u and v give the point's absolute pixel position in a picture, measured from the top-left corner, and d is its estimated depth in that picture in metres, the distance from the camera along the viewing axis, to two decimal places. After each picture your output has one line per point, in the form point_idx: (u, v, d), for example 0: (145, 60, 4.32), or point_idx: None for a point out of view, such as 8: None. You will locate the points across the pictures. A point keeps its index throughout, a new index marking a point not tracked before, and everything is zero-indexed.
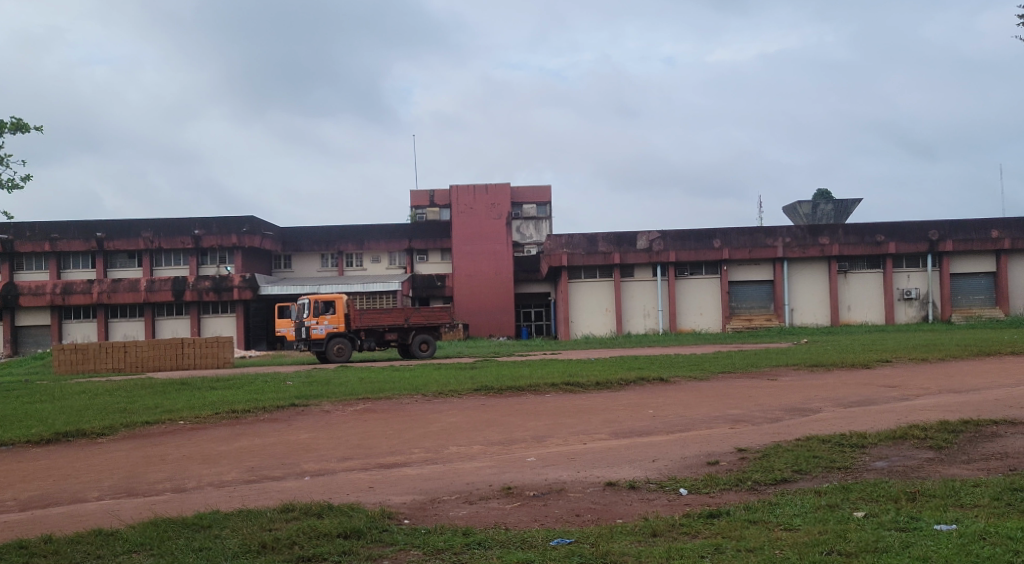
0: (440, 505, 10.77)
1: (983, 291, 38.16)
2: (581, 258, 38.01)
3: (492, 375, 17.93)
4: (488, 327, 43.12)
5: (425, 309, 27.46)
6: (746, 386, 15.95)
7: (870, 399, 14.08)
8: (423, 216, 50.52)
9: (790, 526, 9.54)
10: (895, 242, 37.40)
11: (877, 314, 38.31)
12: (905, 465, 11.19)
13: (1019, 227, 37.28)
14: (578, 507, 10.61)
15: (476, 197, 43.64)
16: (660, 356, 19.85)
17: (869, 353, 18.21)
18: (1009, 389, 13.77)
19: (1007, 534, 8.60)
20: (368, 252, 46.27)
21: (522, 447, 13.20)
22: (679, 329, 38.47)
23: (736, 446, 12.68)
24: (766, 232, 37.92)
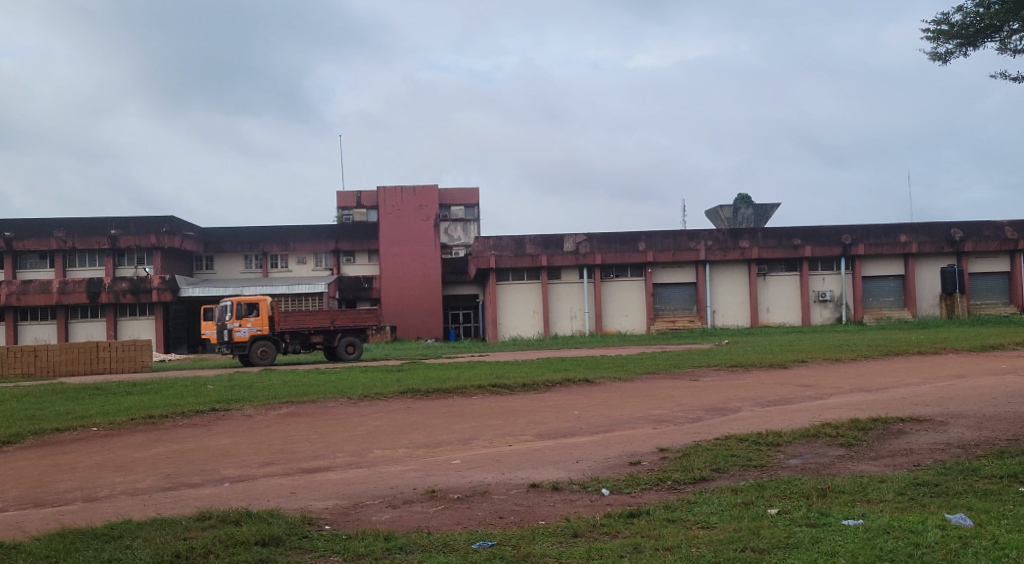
0: (363, 510, 10.68)
1: (892, 293, 39.60)
2: (509, 260, 38.17)
3: (418, 378, 17.86)
4: (416, 328, 42.93)
5: (352, 311, 27.29)
6: (669, 386, 16.25)
7: (786, 398, 14.52)
8: (350, 217, 49.98)
9: (707, 524, 9.76)
10: (810, 246, 38.60)
11: (795, 315, 39.50)
12: (817, 463, 11.56)
13: (926, 232, 38.78)
14: (501, 509, 10.65)
15: (403, 198, 43.34)
16: (586, 357, 20.07)
17: (784, 354, 18.76)
18: (915, 387, 14.36)
19: (910, 528, 8.97)
20: (294, 253, 45.67)
21: (448, 450, 13.20)
22: (605, 330, 39.01)
23: (658, 446, 12.90)
24: (689, 235, 38.74)
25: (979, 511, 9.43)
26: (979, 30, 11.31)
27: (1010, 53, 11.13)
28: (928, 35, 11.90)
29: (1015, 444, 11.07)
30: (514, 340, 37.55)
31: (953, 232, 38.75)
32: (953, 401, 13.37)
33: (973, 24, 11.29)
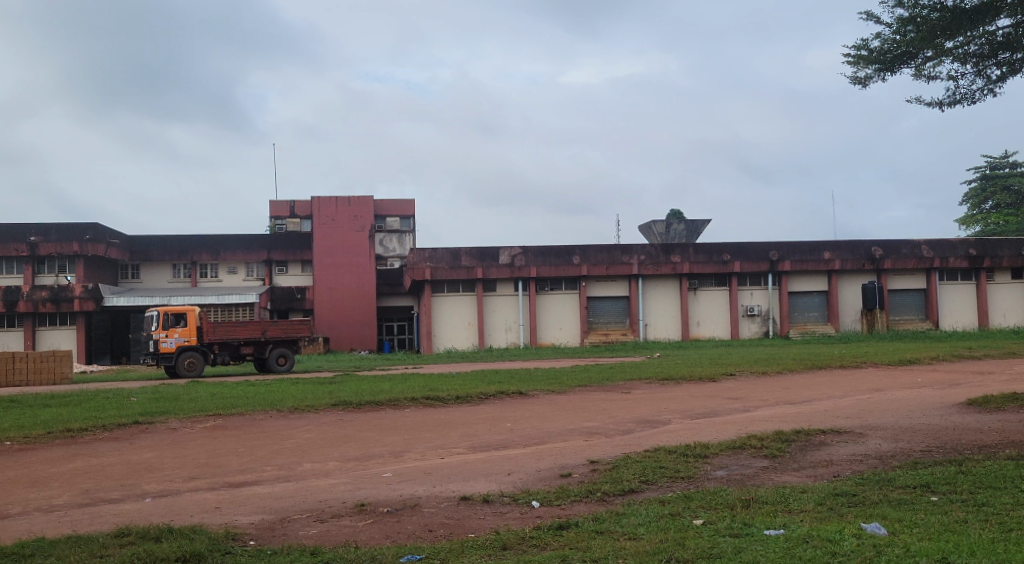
0: (289, 524, 10.50)
1: (817, 308, 40.75)
2: (444, 272, 38.14)
3: (350, 390, 17.66)
4: (349, 340, 42.45)
5: (283, 322, 26.85)
6: (601, 399, 16.40)
7: (713, 411, 14.81)
8: (284, 226, 49.26)
9: (634, 535, 9.88)
10: (739, 261, 39.53)
11: (724, 330, 40.34)
12: (742, 474, 11.81)
13: (848, 249, 40.04)
14: (431, 523, 10.58)
15: (338, 209, 42.93)
16: (521, 370, 20.11)
17: (713, 367, 19.12)
18: (836, 400, 14.79)
19: (828, 538, 9.22)
20: (224, 262, 44.87)
21: (379, 463, 13.08)
22: (539, 343, 39.21)
23: (588, 457, 13.00)
24: (622, 249, 39.24)
25: (893, 519, 9.75)
26: (895, 57, 11.76)
27: (923, 79, 11.60)
28: (849, 59, 12.33)
29: (928, 455, 11.48)
30: (447, 352, 37.44)
31: (874, 250, 40.06)
32: (872, 413, 13.80)
33: (890, 51, 11.75)
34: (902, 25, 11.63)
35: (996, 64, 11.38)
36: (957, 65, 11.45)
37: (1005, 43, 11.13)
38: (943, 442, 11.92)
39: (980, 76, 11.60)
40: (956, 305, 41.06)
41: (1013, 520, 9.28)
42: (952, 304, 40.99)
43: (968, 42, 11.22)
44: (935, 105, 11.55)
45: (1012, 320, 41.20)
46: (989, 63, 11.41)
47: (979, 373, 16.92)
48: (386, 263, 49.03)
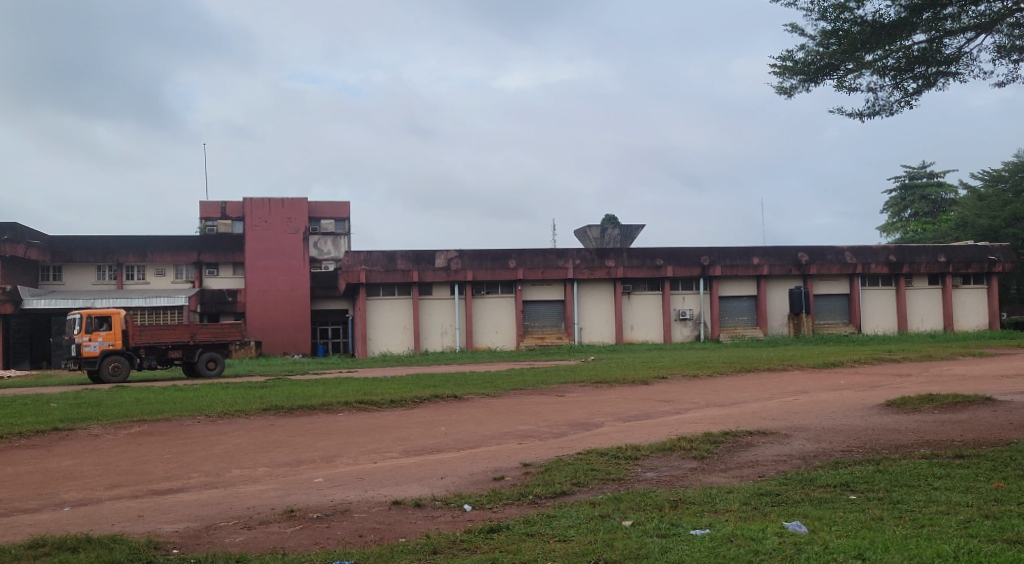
0: (215, 532, 10.28)
1: (746, 312, 41.66)
2: (379, 275, 37.89)
3: (282, 395, 17.38)
4: (282, 344, 41.78)
5: (213, 325, 26.42)
6: (535, 402, 16.48)
7: (645, 413, 15.02)
8: (214, 228, 48.27)
9: (564, 537, 9.93)
10: (672, 266, 40.12)
11: (657, 333, 40.96)
12: (671, 475, 11.98)
13: (776, 255, 41.04)
14: (361, 528, 10.48)
15: (271, 211, 42.26)
16: (456, 373, 20.08)
17: (646, 370, 19.39)
18: (764, 403, 15.13)
19: (751, 536, 9.43)
20: (152, 264, 43.86)
21: (311, 468, 12.90)
22: (475, 347, 39.19)
23: (522, 461, 13.05)
24: (557, 253, 39.51)
25: (813, 518, 10.02)
26: (819, 69, 12.11)
27: (845, 90, 11.96)
28: (775, 69, 12.64)
29: (848, 454, 11.85)
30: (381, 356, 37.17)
31: (800, 255, 41.11)
32: (797, 414, 14.17)
33: (814, 63, 12.10)
34: (825, 38, 11.97)
35: (913, 78, 11.78)
36: (877, 78, 11.83)
37: (921, 58, 11.53)
38: (862, 443, 12.28)
39: (898, 88, 12.00)
40: (878, 309, 42.42)
41: (924, 517, 9.63)
42: (874, 308, 42.35)
43: (886, 56, 11.61)
44: (856, 116, 11.93)
45: (929, 324, 42.70)
46: (907, 77, 11.82)
47: (898, 376, 17.49)
48: (321, 266, 48.49)
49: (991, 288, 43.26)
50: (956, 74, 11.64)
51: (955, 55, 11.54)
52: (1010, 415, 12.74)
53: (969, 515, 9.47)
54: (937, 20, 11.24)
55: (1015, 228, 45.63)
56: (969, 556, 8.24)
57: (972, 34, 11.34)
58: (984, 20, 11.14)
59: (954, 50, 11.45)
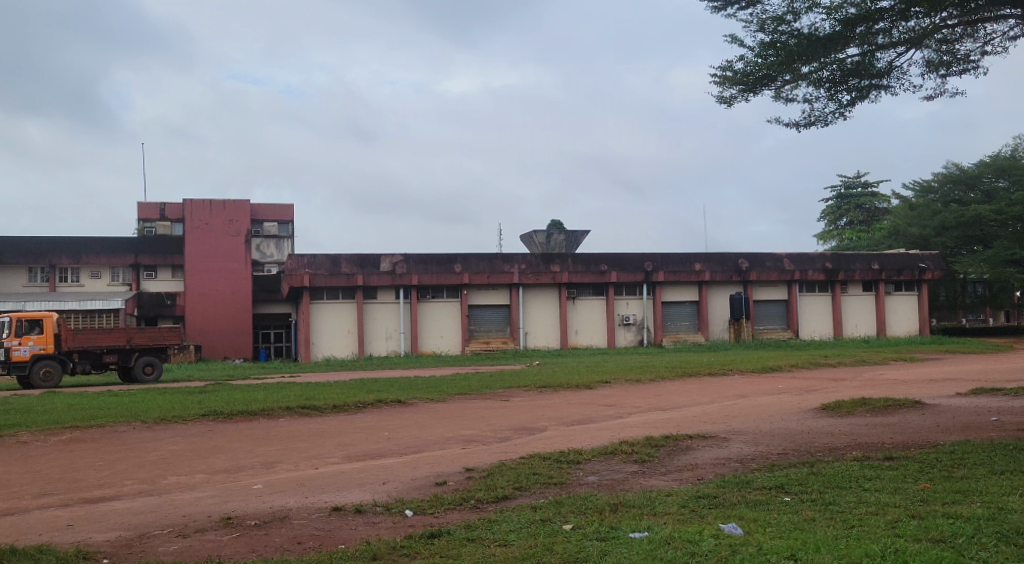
0: (149, 541, 10.04)
1: (688, 318, 42.27)
2: (323, 278, 37.51)
3: (222, 400, 17.08)
4: (223, 348, 40.98)
5: (151, 330, 25.82)
6: (479, 407, 16.47)
7: (589, 418, 15.15)
8: (153, 230, 47.27)
9: (505, 542, 9.94)
10: (616, 272, 40.54)
11: (601, 337, 41.32)
12: (612, 479, 12.08)
13: (717, 261, 41.81)
14: (300, 535, 10.33)
15: (212, 212, 41.53)
16: (400, 378, 19.95)
17: (589, 375, 19.55)
18: (704, 407, 15.38)
19: (688, 538, 9.57)
20: (87, 266, 42.76)
21: (249, 475, 12.69)
22: (420, 351, 39.00)
23: (464, 465, 13.03)
24: (503, 258, 39.65)
25: (748, 519, 10.21)
26: (757, 79, 12.36)
27: (782, 101, 12.23)
28: (714, 79, 12.86)
29: (784, 457, 12.10)
30: (324, 360, 36.77)
31: (740, 262, 41.93)
32: (736, 418, 14.42)
33: (752, 73, 12.35)
34: (763, 50, 12.23)
35: (847, 90, 12.10)
36: (812, 89, 12.13)
37: (854, 71, 11.86)
38: (797, 446, 12.56)
39: (833, 100, 12.31)
40: (814, 315, 43.42)
41: (854, 517, 9.88)
42: (811, 314, 43.37)
43: (822, 68, 11.91)
44: (792, 126, 12.19)
45: (863, 330, 43.81)
46: (841, 89, 12.13)
47: (833, 380, 17.93)
48: (263, 269, 47.83)
49: (922, 295, 44.61)
50: (888, 87, 12.00)
51: (887, 69, 11.89)
52: (936, 418, 13.15)
53: (897, 515, 9.75)
54: (869, 34, 11.56)
55: (945, 238, 46.84)
56: (896, 555, 8.46)
57: (902, 49, 11.69)
58: (914, 36, 11.47)
59: (885, 64, 11.81)
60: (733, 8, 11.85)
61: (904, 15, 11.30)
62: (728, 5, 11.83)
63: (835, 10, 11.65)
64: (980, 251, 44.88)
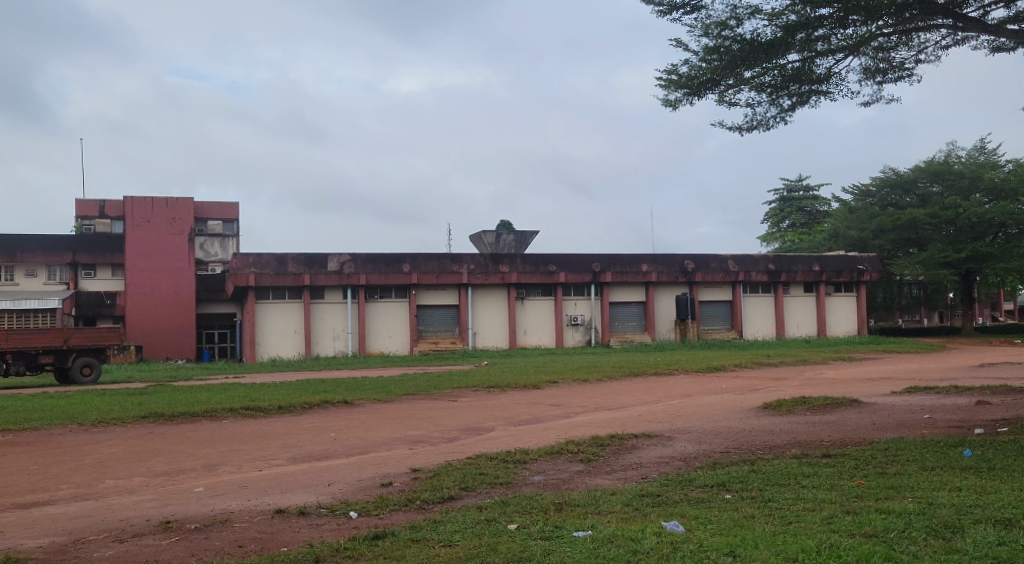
0: (84, 546, 9.80)
1: (635, 318, 42.72)
2: (269, 278, 37.00)
3: (162, 402, 16.74)
4: (165, 349, 40.16)
5: (89, 330, 25.24)
6: (427, 407, 16.42)
7: (536, 417, 15.20)
8: (92, 228, 46.13)
9: (449, 542, 9.91)
10: (564, 272, 40.75)
11: (550, 337, 41.50)
12: (558, 478, 12.14)
13: (663, 262, 42.33)
14: (242, 538, 10.17)
15: (154, 210, 40.71)
16: (346, 379, 19.77)
17: (537, 375, 19.64)
18: (650, 406, 15.55)
19: (631, 536, 9.66)
20: (23, 265, 41.58)
21: (190, 477, 12.45)
22: (368, 351, 38.73)
23: (411, 466, 12.96)
24: (451, 258, 39.59)
25: (690, 517, 10.35)
26: (701, 83, 12.53)
27: (725, 105, 12.42)
28: (660, 82, 12.99)
29: (726, 455, 12.29)
30: (271, 360, 36.30)
31: (686, 264, 42.50)
32: (681, 417, 14.61)
33: (696, 77, 12.52)
34: (707, 54, 12.39)
35: (789, 95, 12.35)
36: (754, 93, 12.35)
37: (795, 76, 12.09)
38: (739, 444, 12.77)
39: (775, 104, 12.55)
40: (757, 315, 44.23)
41: (792, 514, 10.08)
42: (754, 314, 44.14)
43: (764, 73, 12.11)
44: (736, 130, 12.39)
45: (804, 330, 44.76)
46: (782, 94, 12.38)
47: (774, 379, 18.29)
48: (207, 268, 47.03)
49: (860, 296, 45.68)
50: (827, 92, 12.27)
51: (826, 75, 12.15)
52: (872, 416, 13.50)
53: (832, 511, 9.98)
54: (809, 41, 11.78)
55: (882, 240, 48.04)
56: (830, 550, 8.63)
57: (841, 55, 11.95)
58: (852, 43, 11.72)
59: (824, 70, 12.07)
60: (678, 12, 11.99)
61: (842, 23, 11.53)
62: (673, 9, 11.97)
63: (776, 16, 11.84)
64: (916, 253, 46.23)
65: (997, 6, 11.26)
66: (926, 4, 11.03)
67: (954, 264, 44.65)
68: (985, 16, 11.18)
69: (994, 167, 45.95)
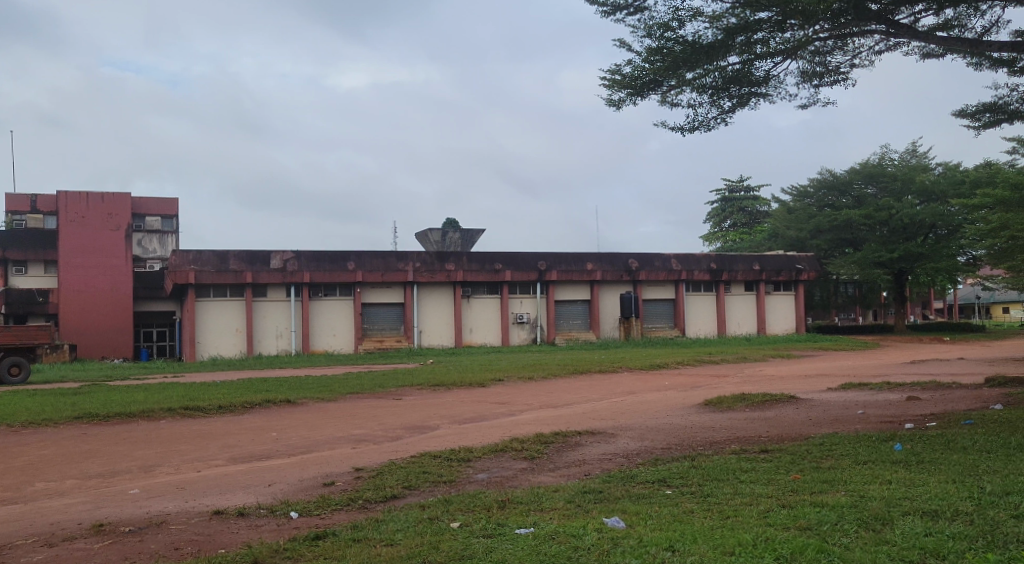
0: (10, 552, 9.47)
1: (580, 316, 43.05)
2: (209, 275, 36.31)
3: (97, 401, 16.32)
4: (99, 347, 39.12)
5: (18, 330, 24.84)
6: (371, 406, 16.29)
7: (481, 415, 15.20)
8: (24, 223, 44.73)
9: (391, 541, 9.85)
10: (510, 270, 40.83)
11: (495, 336, 41.55)
12: (502, 476, 12.15)
13: (608, 261, 42.69)
14: (177, 540, 9.96)
15: (89, 205, 39.66)
16: (289, 378, 19.49)
17: (483, 372, 19.67)
18: (594, 403, 15.69)
19: (572, 533, 9.72)
20: None
21: (125, 480, 12.13)
22: (311, 350, 38.30)
23: (354, 465, 12.85)
24: (397, 256, 39.36)
25: (631, 513, 10.45)
26: (644, 84, 12.67)
27: (667, 105, 12.58)
28: (604, 82, 13.09)
29: (668, 452, 12.46)
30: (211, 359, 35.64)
31: (630, 262, 42.97)
32: (624, 414, 14.76)
33: (639, 77, 12.63)
34: (650, 55, 12.51)
35: (729, 97, 12.57)
36: (696, 95, 12.54)
37: (736, 78, 12.32)
38: (681, 440, 12.94)
39: (715, 106, 12.76)
40: (699, 314, 44.96)
41: (730, 508, 10.25)
42: (696, 313, 44.84)
43: (705, 74, 12.31)
44: (678, 130, 12.56)
45: (744, 328, 45.64)
46: (723, 95, 12.60)
47: (715, 376, 18.62)
48: (145, 266, 46.05)
49: (798, 295, 46.71)
50: (766, 94, 12.53)
51: (764, 77, 12.41)
52: (808, 411, 13.82)
53: (769, 505, 10.18)
54: (749, 44, 12.00)
55: (820, 240, 49.24)
56: (767, 543, 8.80)
57: (779, 58, 12.19)
58: (789, 46, 11.97)
59: (763, 73, 12.32)
60: (621, 13, 12.10)
61: (781, 27, 11.74)
62: (616, 10, 12.08)
63: (717, 19, 12.01)
64: (852, 253, 47.47)
65: (927, 14, 11.63)
66: (860, 10, 11.33)
67: (887, 264, 46.02)
68: (916, 23, 11.53)
69: (925, 170, 47.34)
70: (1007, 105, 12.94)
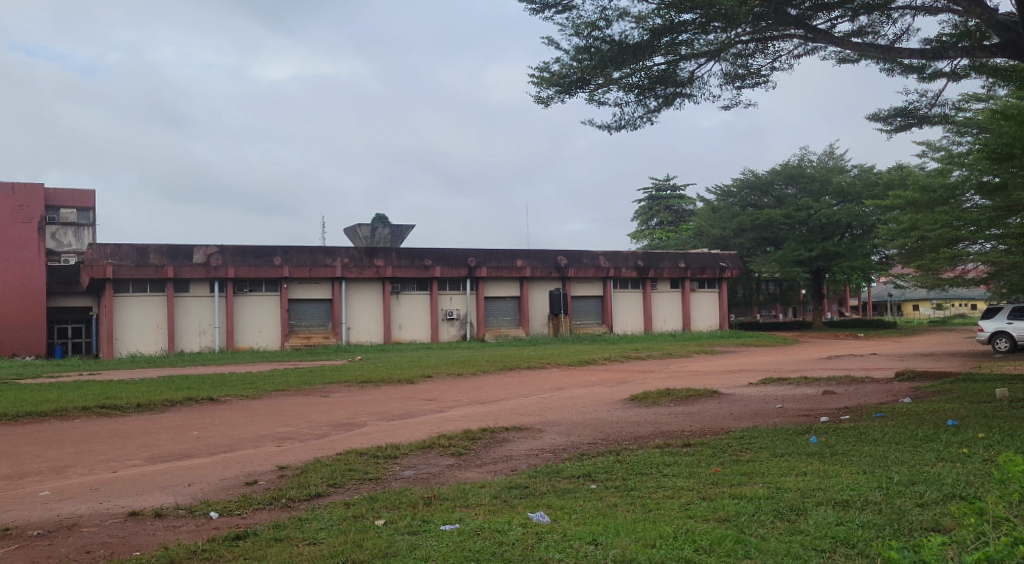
0: None
1: (509, 313, 43.24)
2: (128, 270, 35.23)
3: (6, 400, 15.63)
4: (10, 344, 37.55)
5: None
6: (297, 403, 16.06)
7: (409, 412, 15.13)
8: None
9: (313, 540, 9.72)
10: (440, 267, 40.67)
11: (425, 332, 41.37)
12: (428, 472, 12.10)
13: (538, 258, 42.93)
14: (89, 543, 9.62)
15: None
16: (213, 375, 19.06)
17: (411, 369, 19.57)
18: (521, 399, 15.78)
19: (496, 528, 9.75)
20: None
21: (35, 481, 11.66)
22: (236, 347, 37.50)
23: (278, 464, 12.63)
24: (325, 252, 38.84)
25: (556, 508, 10.52)
26: (571, 82, 12.74)
27: (595, 104, 12.69)
28: (532, 80, 13.12)
29: (593, 447, 12.59)
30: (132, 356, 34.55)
31: (559, 259, 43.29)
32: (550, 410, 14.88)
33: (567, 76, 12.71)
34: (578, 54, 12.61)
35: (654, 96, 12.78)
36: (622, 94, 12.67)
37: (661, 78, 12.56)
38: (606, 436, 13.08)
39: (641, 105, 12.96)
40: (627, 311, 45.63)
41: (653, 501, 10.42)
42: (623, 310, 45.50)
43: (632, 74, 12.48)
44: (605, 128, 12.71)
45: (671, 324, 46.48)
46: (649, 95, 12.81)
47: (641, 371, 18.92)
48: (59, 260, 44.39)
49: (721, 293, 47.79)
50: (690, 95, 12.79)
51: (689, 78, 12.66)
52: (729, 406, 14.15)
53: (690, 498, 10.38)
54: (673, 44, 12.23)
55: (743, 239, 50.47)
56: (686, 535, 8.97)
57: (703, 59, 12.45)
58: (713, 48, 12.22)
59: (687, 73, 12.59)
60: (550, 11, 12.17)
61: (704, 29, 11.96)
62: (545, 8, 12.14)
63: (643, 19, 12.16)
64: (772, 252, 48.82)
65: (843, 20, 12.03)
66: (780, 14, 11.65)
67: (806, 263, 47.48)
68: (832, 28, 11.90)
69: (841, 171, 49.02)
70: (916, 110, 13.49)
